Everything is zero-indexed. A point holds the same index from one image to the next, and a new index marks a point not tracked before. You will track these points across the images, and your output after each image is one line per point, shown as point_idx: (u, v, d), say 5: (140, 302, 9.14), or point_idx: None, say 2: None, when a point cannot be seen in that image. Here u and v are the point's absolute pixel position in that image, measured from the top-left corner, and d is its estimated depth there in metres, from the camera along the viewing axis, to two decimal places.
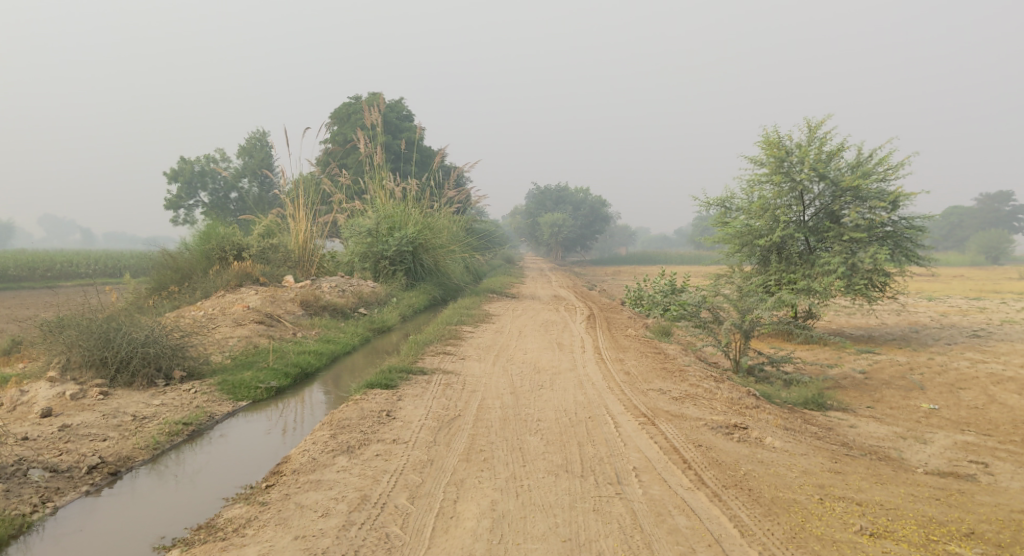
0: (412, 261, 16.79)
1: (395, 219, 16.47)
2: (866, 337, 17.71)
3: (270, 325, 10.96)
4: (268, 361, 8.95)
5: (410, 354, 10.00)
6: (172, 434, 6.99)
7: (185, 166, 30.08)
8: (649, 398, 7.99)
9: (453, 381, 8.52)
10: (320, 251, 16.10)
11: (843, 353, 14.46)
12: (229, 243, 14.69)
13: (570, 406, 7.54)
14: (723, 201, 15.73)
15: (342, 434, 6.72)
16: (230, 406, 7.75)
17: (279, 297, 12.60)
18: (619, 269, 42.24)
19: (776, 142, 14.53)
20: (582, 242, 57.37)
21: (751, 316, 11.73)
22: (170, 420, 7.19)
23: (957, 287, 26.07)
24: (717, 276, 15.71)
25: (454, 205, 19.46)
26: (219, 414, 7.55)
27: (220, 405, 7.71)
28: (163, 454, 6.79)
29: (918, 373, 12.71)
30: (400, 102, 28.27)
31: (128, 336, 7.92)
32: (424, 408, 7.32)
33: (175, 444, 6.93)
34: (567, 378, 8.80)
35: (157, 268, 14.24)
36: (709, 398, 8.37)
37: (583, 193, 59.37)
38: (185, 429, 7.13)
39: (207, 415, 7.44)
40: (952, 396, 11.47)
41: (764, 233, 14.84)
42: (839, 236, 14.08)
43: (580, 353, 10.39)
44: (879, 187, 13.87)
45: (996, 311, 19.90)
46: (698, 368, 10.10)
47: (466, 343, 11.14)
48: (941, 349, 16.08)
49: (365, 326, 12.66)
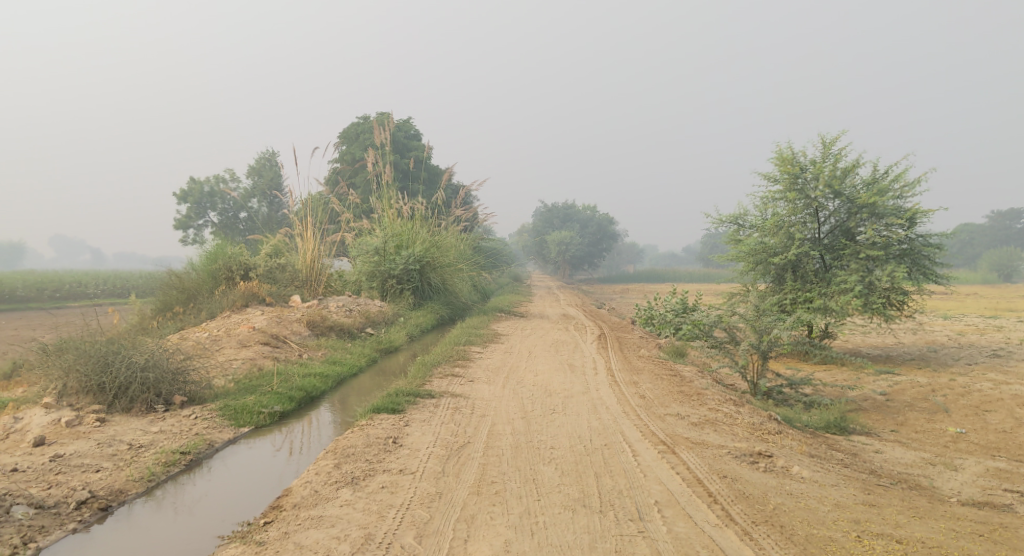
0: (420, 280, 16.54)
1: (403, 238, 16.24)
2: (884, 357, 17.30)
3: (275, 346, 10.71)
4: (272, 385, 8.65)
5: (417, 376, 9.68)
6: (168, 464, 6.70)
7: (195, 186, 30.05)
8: (667, 424, 7.66)
9: (462, 405, 8.21)
10: (328, 271, 15.92)
11: (862, 374, 14.08)
12: (236, 263, 14.47)
13: (585, 432, 7.22)
14: (735, 217, 15.43)
15: (347, 463, 6.41)
16: (231, 432, 7.47)
17: (285, 317, 12.35)
18: (627, 287, 41.95)
19: (790, 158, 14.29)
20: (591, 260, 57.03)
21: (769, 336, 11.41)
22: (167, 449, 6.90)
23: (972, 304, 25.67)
24: (731, 295, 15.38)
25: (462, 223, 19.22)
26: (219, 441, 7.26)
27: (220, 432, 7.42)
28: (158, 487, 6.50)
29: (941, 394, 12.33)
30: (409, 121, 28.16)
31: (127, 360, 7.65)
32: (433, 435, 7.01)
33: (171, 475, 6.64)
34: (580, 401, 8.47)
35: (163, 288, 14.04)
36: (730, 423, 8.04)
37: (591, 211, 59.22)
38: (182, 459, 6.84)
39: (207, 443, 7.15)
40: (978, 420, 11.08)
41: (778, 251, 14.52)
42: (856, 253, 13.73)
43: (594, 375, 10.07)
44: (895, 204, 13.54)
45: (1015, 329, 19.47)
46: (716, 391, 9.76)
47: (475, 364, 10.84)
48: (963, 369, 15.67)
49: (372, 347, 12.37)
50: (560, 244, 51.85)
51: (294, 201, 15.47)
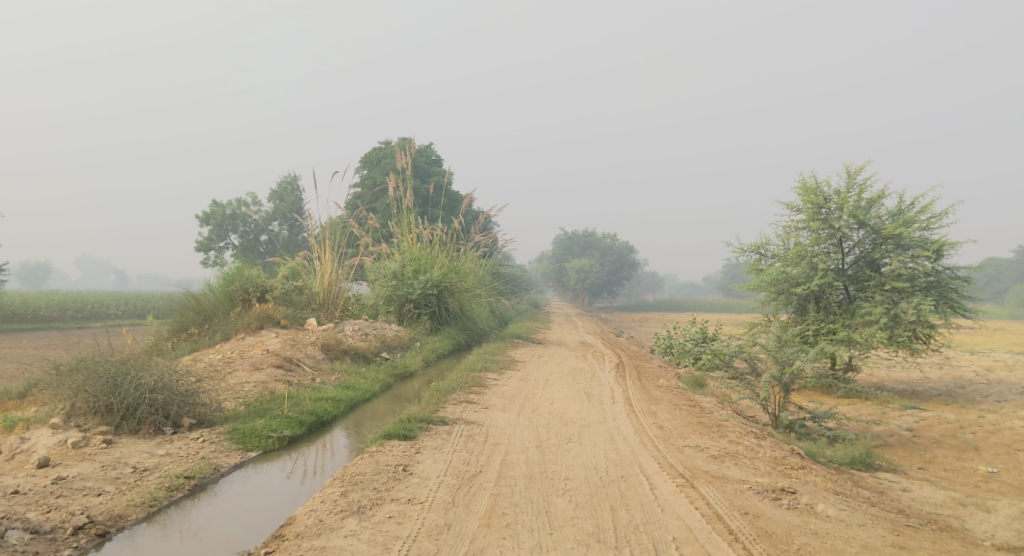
0: (438, 305, 16.42)
1: (422, 262, 16.17)
2: (909, 392, 16.88)
3: (289, 370, 10.60)
4: (283, 409, 8.50)
5: (431, 403, 9.51)
6: (171, 489, 6.57)
7: (217, 209, 30.25)
8: (686, 456, 7.42)
9: (475, 433, 8.02)
10: (345, 294, 15.86)
11: (887, 409, 13.71)
12: (253, 285, 14.41)
13: (601, 463, 7.00)
14: (757, 246, 15.19)
15: (354, 491, 6.24)
16: (239, 456, 7.32)
17: (300, 340, 12.25)
18: (646, 316, 41.65)
19: (814, 188, 14.09)
20: (610, 288, 56.73)
21: (792, 368, 11.13)
22: (171, 473, 6.77)
23: (999, 340, 25.13)
24: (752, 325, 15.11)
25: (481, 249, 19.12)
26: (226, 466, 7.11)
27: (227, 456, 7.28)
28: (159, 512, 6.37)
29: (970, 432, 11.95)
30: (431, 147, 28.24)
31: (137, 381, 7.56)
32: (444, 463, 6.82)
33: (174, 500, 6.52)
34: (597, 431, 8.25)
35: (180, 309, 14.02)
36: (751, 457, 7.78)
37: (611, 239, 59.04)
38: (186, 483, 6.71)
39: (212, 467, 7.01)
40: (1009, 459, 10.71)
41: (801, 281, 14.26)
42: (881, 285, 13.46)
43: (611, 404, 9.83)
44: (922, 236, 13.27)
45: None
46: (737, 423, 9.50)
47: (491, 391, 10.65)
48: (992, 406, 15.23)
49: (387, 371, 12.22)
50: (579, 271, 51.66)
51: (315, 224, 15.48)
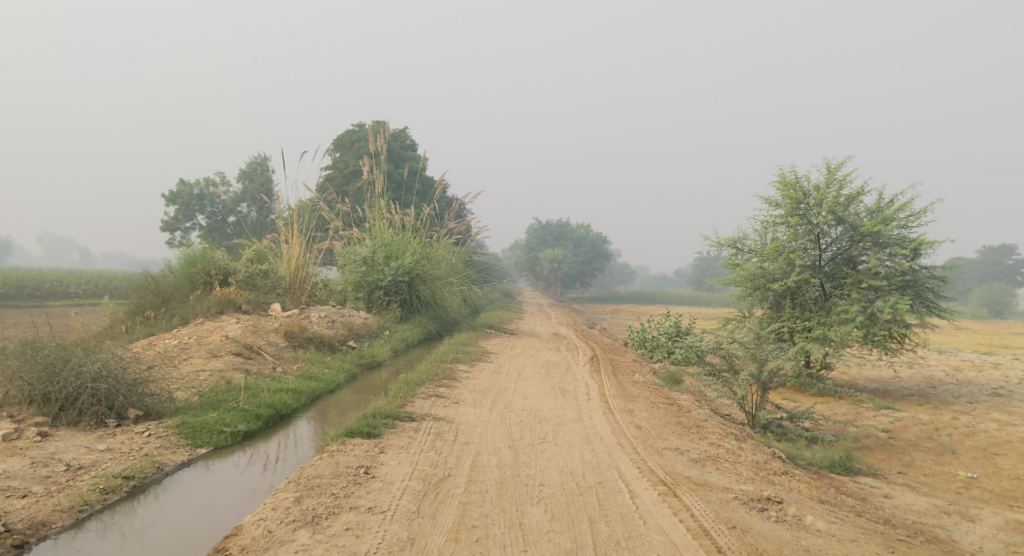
0: (408, 292, 15.91)
1: (393, 248, 15.64)
2: (881, 391, 16.72)
3: (248, 358, 10.08)
4: (239, 401, 7.97)
5: (398, 396, 9.04)
6: (106, 491, 6.05)
7: (184, 189, 29.30)
8: (666, 460, 7.04)
9: (443, 430, 7.56)
10: (313, 278, 15.27)
11: (862, 409, 13.51)
12: (215, 267, 13.80)
13: (577, 466, 6.59)
14: (734, 241, 14.86)
15: (309, 497, 5.77)
16: (186, 454, 6.80)
17: (262, 326, 11.68)
18: (617, 308, 41.45)
19: (793, 183, 13.76)
20: (582, 279, 56.50)
21: (771, 366, 10.81)
22: (108, 473, 6.24)
23: (964, 339, 25.29)
24: (726, 321, 14.81)
25: (454, 236, 18.61)
26: (170, 465, 6.58)
27: (174, 453, 6.75)
28: (90, 517, 5.84)
29: (946, 434, 11.75)
30: (405, 131, 27.57)
31: (78, 368, 7.00)
32: (409, 466, 6.36)
33: (109, 504, 5.99)
34: (572, 430, 7.84)
35: (138, 290, 13.36)
36: (733, 461, 7.42)
37: (585, 229, 58.74)
38: (124, 485, 6.18)
39: (155, 467, 6.47)
40: (988, 464, 10.52)
41: (777, 277, 13.98)
42: (857, 283, 13.20)
43: (587, 401, 9.42)
44: (900, 234, 13.01)
45: (1010, 368, 19.00)
46: (716, 423, 9.14)
47: (461, 385, 10.20)
48: (963, 408, 15.14)
49: (353, 361, 11.71)
50: (552, 261, 51.30)
51: (283, 207, 14.91)
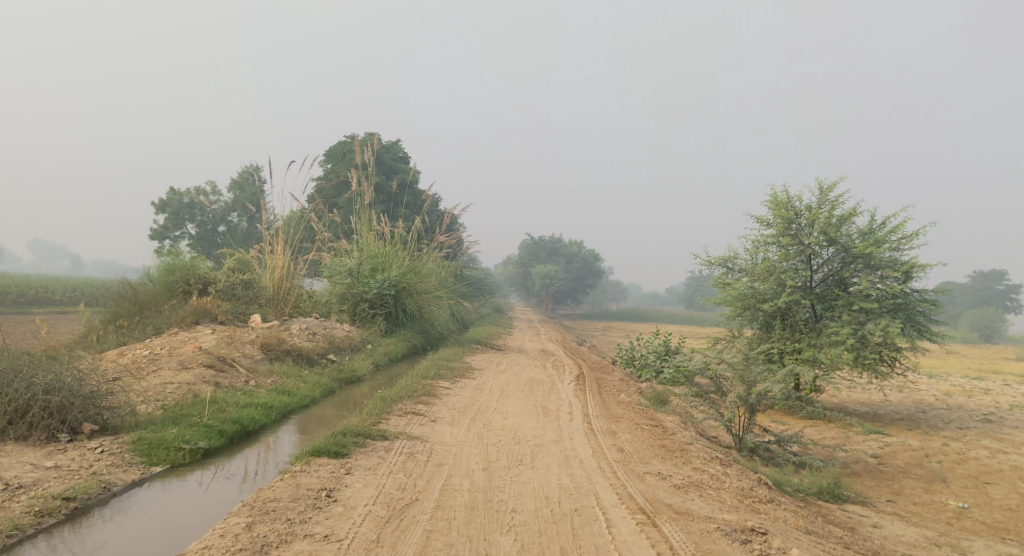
0: (394, 306, 15.60)
1: (379, 260, 15.35)
2: (872, 415, 16.45)
3: (220, 371, 9.76)
4: (203, 416, 7.69)
5: (373, 413, 8.74)
6: (42, 514, 5.91)
7: (174, 197, 28.89)
8: (647, 486, 6.78)
9: (417, 450, 7.27)
10: (297, 289, 14.95)
11: (851, 433, 13.25)
12: (194, 276, 13.46)
13: (552, 491, 6.33)
14: (724, 259, 14.61)
15: (262, 523, 5.55)
16: (138, 472, 6.62)
17: (238, 338, 11.36)
18: (609, 325, 41.11)
19: (785, 202, 13.55)
20: (573, 295, 56.20)
21: (759, 389, 10.54)
22: (48, 493, 6.09)
23: (955, 364, 25.08)
24: (716, 341, 14.56)
25: (444, 249, 18.33)
26: (118, 485, 6.41)
27: (124, 472, 6.56)
28: (21, 542, 5.73)
29: (936, 460, 11.48)
30: (398, 144, 27.30)
31: (29, 380, 6.76)
32: (375, 489, 6.11)
33: (44, 527, 5.86)
34: (551, 452, 7.56)
35: (115, 298, 13.03)
36: (717, 488, 7.15)
37: (577, 246, 58.52)
38: (64, 506, 6.04)
39: (101, 486, 6.32)
40: (979, 493, 10.26)
41: (768, 297, 13.74)
42: (848, 305, 12.97)
43: (569, 421, 9.13)
44: (892, 256, 12.80)
45: (1002, 393, 18.78)
46: (701, 447, 8.86)
47: (440, 402, 9.90)
48: (954, 434, 14.88)
49: (332, 376, 11.37)
50: (544, 277, 50.99)
51: (268, 216, 14.61)
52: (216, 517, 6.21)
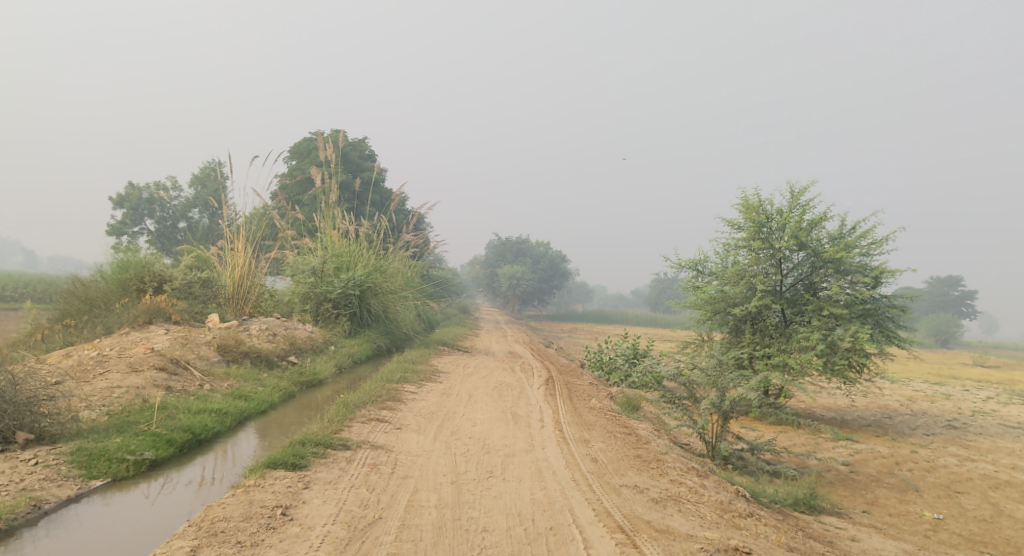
0: (359, 306, 15.12)
1: (344, 259, 14.84)
2: (839, 421, 16.39)
3: (172, 374, 9.24)
4: (151, 423, 7.21)
5: (334, 420, 8.28)
6: None
7: (133, 191, 27.94)
8: (623, 500, 6.47)
9: (380, 461, 6.86)
10: (258, 289, 14.37)
11: (821, 440, 13.09)
12: (149, 273, 12.79)
13: (525, 507, 6.02)
14: (695, 262, 14.37)
15: (209, 547, 5.18)
16: (75, 487, 6.17)
17: (193, 338, 10.81)
18: (575, 327, 40.89)
19: (756, 206, 13.37)
20: (540, 296, 55.95)
21: (732, 395, 10.29)
22: None
23: (915, 369, 25.31)
24: (685, 345, 14.32)
25: (410, 249, 17.89)
26: (51, 502, 5.97)
27: (58, 486, 6.10)
28: None
29: (907, 468, 11.35)
30: (364, 142, 26.72)
31: None
32: (335, 506, 5.73)
33: None
34: (522, 463, 7.18)
35: (64, 296, 12.37)
36: (695, 502, 6.85)
37: (544, 247, 58.33)
38: None
39: (31, 504, 5.87)
40: (952, 503, 10.15)
41: (737, 301, 13.54)
42: (818, 310, 12.81)
43: (540, 429, 8.78)
44: (861, 261, 12.70)
45: (962, 399, 18.90)
46: (676, 457, 8.54)
47: (405, 408, 9.48)
48: (921, 441, 14.86)
49: (291, 379, 10.86)
50: (510, 278, 50.67)
51: (229, 212, 14.03)
52: (155, 538, 5.80)
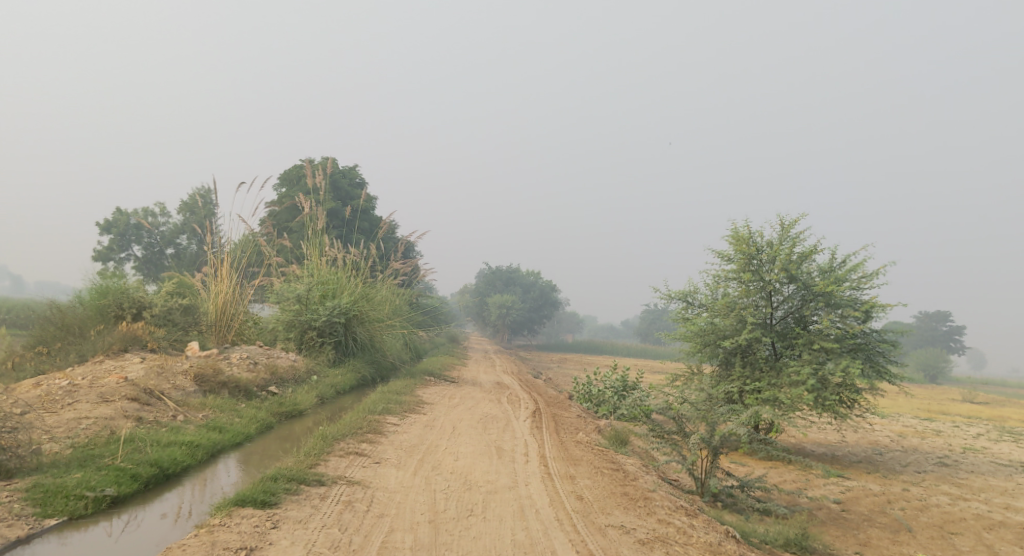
0: (344, 334, 14.84)
1: (329, 286, 14.59)
2: (829, 457, 16.12)
3: (146, 405, 8.94)
4: (116, 457, 7.01)
5: (311, 454, 7.99)
6: None
7: (121, 217, 27.66)
8: (609, 543, 6.33)
9: (356, 498, 6.59)
10: (242, 316, 14.05)
11: (812, 476, 12.83)
12: (129, 300, 12.49)
13: (504, 550, 5.99)
14: (685, 294, 14.17)
15: None
16: (26, 527, 6.04)
17: (169, 367, 10.51)
18: (564, 357, 40.51)
19: (746, 237, 13.24)
20: (529, 326, 55.64)
21: (722, 431, 10.04)
22: None
23: (906, 404, 25.10)
24: (674, 378, 14.07)
25: (398, 277, 17.64)
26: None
27: (8, 527, 5.98)
28: None
29: (899, 507, 11.10)
30: (355, 169, 26.55)
31: None
32: (303, 548, 5.67)
33: None
34: (504, 501, 6.90)
35: (40, 322, 12.04)
36: (683, 543, 6.60)
37: (535, 277, 58.14)
38: None
39: None
40: (946, 544, 9.90)
41: (727, 334, 13.34)
42: (808, 344, 12.63)
43: (524, 464, 8.50)
44: (852, 295, 12.55)
45: (953, 435, 18.68)
46: (664, 495, 8.27)
47: (386, 441, 9.19)
48: (912, 478, 14.61)
49: (270, 410, 10.54)
50: (500, 307, 50.35)
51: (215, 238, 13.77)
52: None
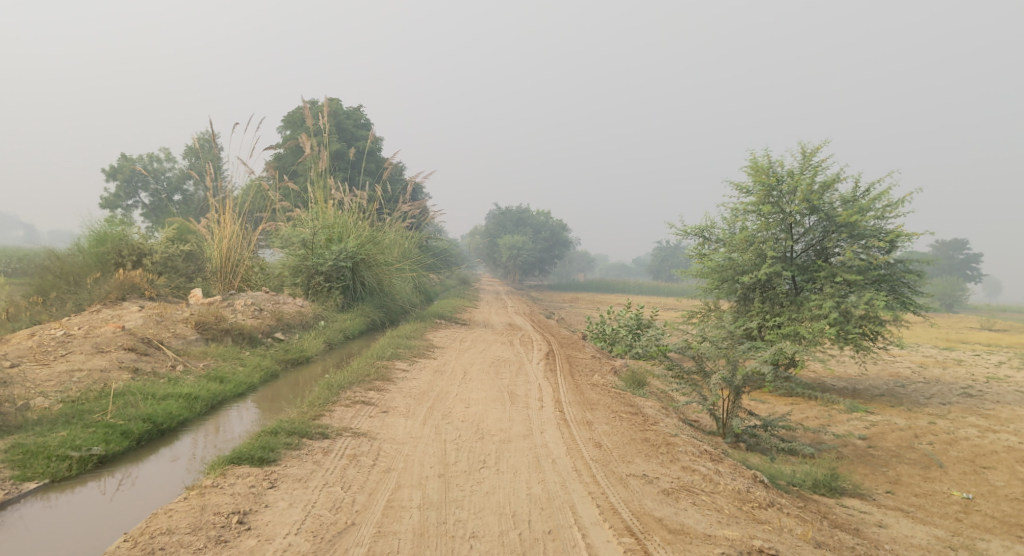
0: (352, 278, 14.39)
1: (335, 230, 14.08)
2: (850, 391, 15.71)
3: (143, 355, 8.57)
4: (106, 413, 6.64)
5: (315, 405, 7.61)
6: None
7: (126, 163, 27.06)
8: (632, 495, 5.94)
9: (361, 452, 6.23)
10: (247, 262, 13.54)
11: (835, 412, 12.42)
12: (128, 247, 12.02)
13: (520, 507, 5.62)
14: (701, 229, 13.58)
15: None
16: (4, 492, 5.71)
17: (169, 316, 10.10)
18: (577, 297, 40.13)
19: (765, 167, 12.56)
20: (540, 266, 55.21)
21: (745, 369, 9.57)
22: None
23: (924, 334, 24.63)
24: (692, 316, 13.58)
25: (407, 220, 17.12)
26: None
27: None
28: None
29: (928, 442, 10.67)
30: (359, 111, 25.75)
31: None
32: (301, 510, 5.37)
33: None
34: (519, 451, 6.52)
35: (39, 272, 11.64)
36: (710, 491, 6.21)
37: (546, 216, 57.42)
38: None
39: None
40: (980, 480, 9.49)
41: (747, 269, 12.79)
42: (831, 276, 12.07)
43: (539, 409, 8.10)
44: (877, 225, 11.90)
45: (975, 365, 18.22)
46: (687, 439, 7.86)
47: (395, 388, 8.80)
48: (937, 410, 14.19)
49: (275, 357, 10.18)
50: (511, 248, 49.81)
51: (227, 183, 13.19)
52: (97, 546, 5.42)
